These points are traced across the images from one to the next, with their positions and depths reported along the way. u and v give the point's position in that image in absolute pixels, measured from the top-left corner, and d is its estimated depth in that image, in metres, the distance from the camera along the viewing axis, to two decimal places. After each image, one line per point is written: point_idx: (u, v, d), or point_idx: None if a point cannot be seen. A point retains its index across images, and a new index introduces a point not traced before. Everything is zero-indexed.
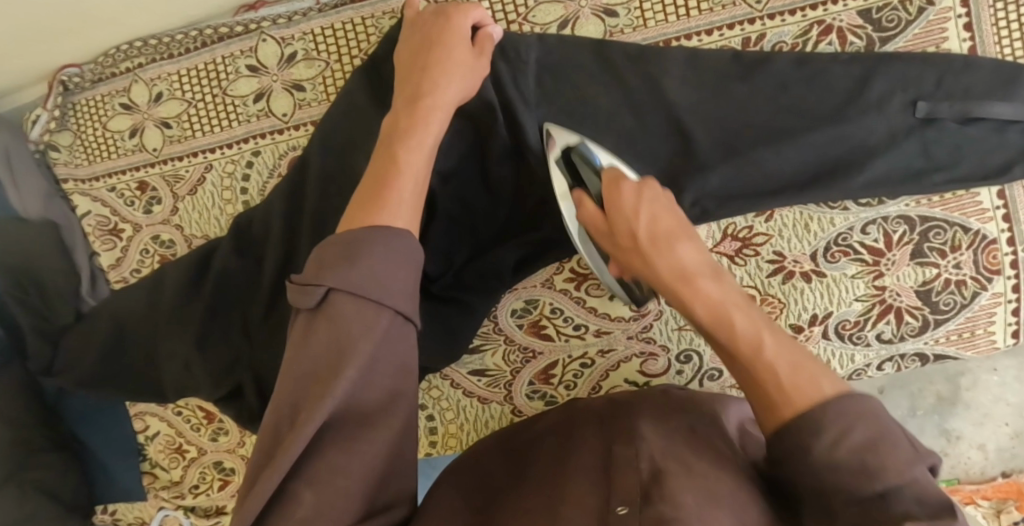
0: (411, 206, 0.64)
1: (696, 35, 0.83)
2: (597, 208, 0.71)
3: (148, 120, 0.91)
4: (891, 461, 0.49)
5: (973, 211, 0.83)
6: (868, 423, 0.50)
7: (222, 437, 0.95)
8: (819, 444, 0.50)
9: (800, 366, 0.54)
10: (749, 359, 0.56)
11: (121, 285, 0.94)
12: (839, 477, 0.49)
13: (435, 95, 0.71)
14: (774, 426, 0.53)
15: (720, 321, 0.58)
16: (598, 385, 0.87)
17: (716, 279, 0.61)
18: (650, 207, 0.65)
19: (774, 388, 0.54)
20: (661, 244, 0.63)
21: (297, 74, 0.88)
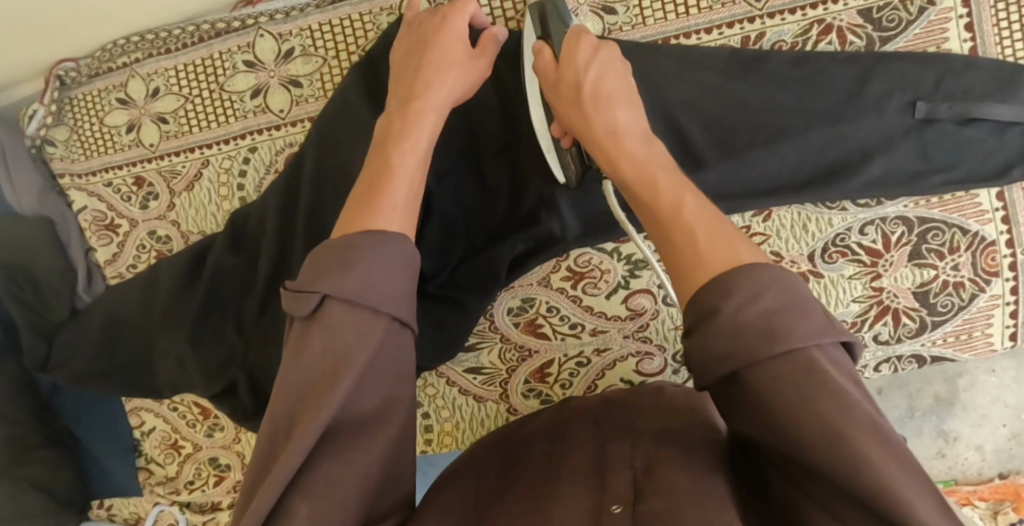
0: (404, 210, 0.63)
1: (695, 33, 0.83)
2: (552, 55, 0.72)
3: (145, 115, 0.91)
4: (801, 322, 0.48)
5: (971, 213, 0.83)
6: (785, 291, 0.50)
7: (217, 433, 0.95)
8: (730, 304, 0.49)
9: (716, 232, 0.55)
10: (668, 215, 0.57)
11: (117, 281, 0.94)
12: (740, 340, 0.48)
13: (431, 98, 0.71)
14: (692, 294, 0.53)
15: (643, 185, 0.61)
16: (594, 384, 0.87)
17: (643, 144, 0.65)
18: (600, 67, 0.69)
19: (690, 260, 0.54)
20: (603, 102, 0.67)
21: (293, 70, 0.88)
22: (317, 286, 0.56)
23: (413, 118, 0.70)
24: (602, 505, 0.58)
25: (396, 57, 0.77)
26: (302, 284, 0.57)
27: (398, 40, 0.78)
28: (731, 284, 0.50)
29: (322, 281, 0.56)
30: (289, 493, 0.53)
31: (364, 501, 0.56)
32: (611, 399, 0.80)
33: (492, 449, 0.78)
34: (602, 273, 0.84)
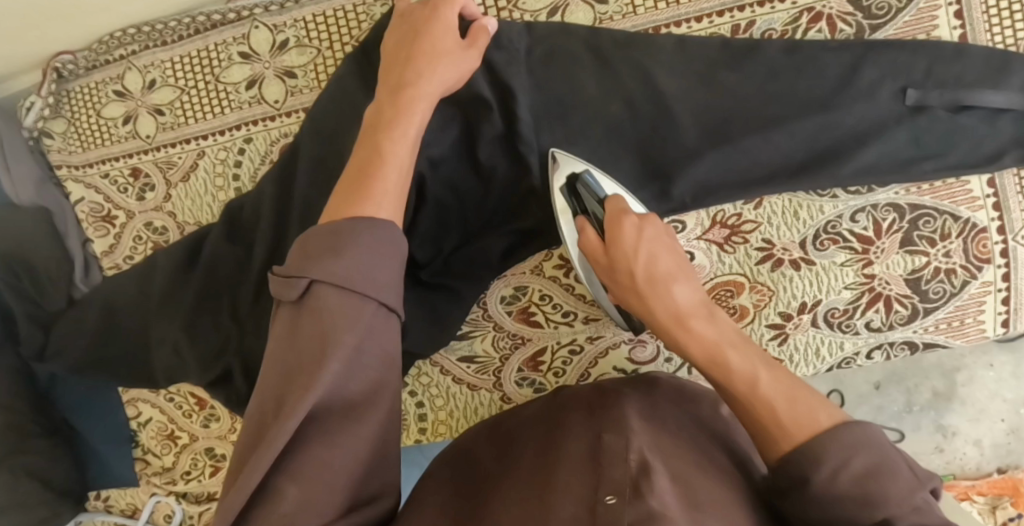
0: (393, 196, 0.64)
1: (685, 22, 0.83)
2: (597, 234, 0.74)
3: (141, 107, 0.92)
4: (889, 490, 0.54)
5: (963, 200, 0.83)
6: (876, 456, 0.55)
7: (214, 423, 0.96)
8: (821, 475, 0.55)
9: (793, 401, 0.59)
10: (743, 392, 0.61)
11: (114, 272, 0.95)
12: (840, 504, 0.55)
13: (422, 84, 0.72)
14: (778, 460, 0.58)
15: (712, 365, 0.64)
16: (587, 372, 0.87)
17: (708, 321, 0.67)
18: (650, 246, 0.70)
19: (775, 429, 0.59)
20: (658, 283, 0.69)
21: (288, 61, 0.88)
22: (306, 272, 0.57)
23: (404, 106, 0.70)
24: (596, 493, 0.58)
25: (387, 48, 0.78)
26: (291, 269, 0.58)
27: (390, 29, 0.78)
28: (824, 449, 0.55)
29: (312, 267, 0.56)
30: (276, 475, 0.54)
31: (351, 485, 0.57)
32: (602, 386, 0.79)
33: (483, 436, 0.79)
34: None
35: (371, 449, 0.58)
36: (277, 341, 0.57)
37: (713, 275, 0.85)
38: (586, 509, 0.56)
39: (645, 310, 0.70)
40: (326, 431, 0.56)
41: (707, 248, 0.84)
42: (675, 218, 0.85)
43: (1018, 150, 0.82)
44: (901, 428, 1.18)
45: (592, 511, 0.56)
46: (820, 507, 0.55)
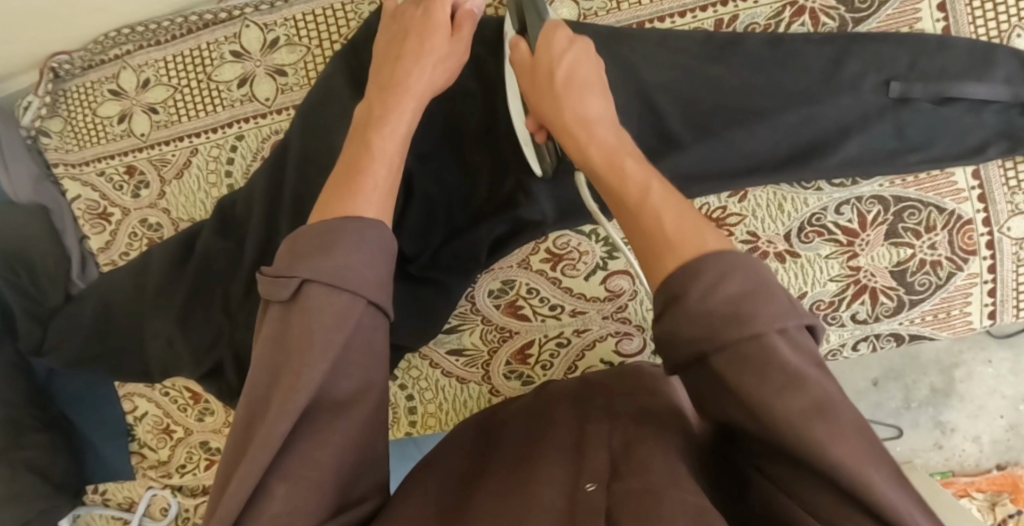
0: (382, 194, 0.64)
1: (668, 17, 0.84)
2: (529, 49, 0.71)
3: (136, 106, 0.93)
4: (764, 309, 0.48)
5: (947, 192, 0.84)
6: (749, 285, 0.49)
7: (208, 417, 0.97)
8: (694, 293, 0.49)
9: (696, 225, 0.54)
10: (636, 200, 0.58)
11: (110, 268, 0.96)
12: (711, 327, 0.48)
13: (408, 84, 0.73)
14: (661, 280, 0.52)
15: (610, 167, 0.62)
16: (574, 365, 0.88)
17: (613, 131, 0.66)
18: (577, 53, 0.69)
19: (661, 241, 0.54)
20: (574, 88, 0.68)
21: (278, 59, 0.90)
22: (295, 271, 0.56)
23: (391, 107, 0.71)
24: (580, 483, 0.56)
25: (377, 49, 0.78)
26: (280, 268, 0.57)
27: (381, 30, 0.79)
28: (699, 270, 0.49)
29: (301, 265, 0.56)
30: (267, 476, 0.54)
31: (338, 485, 0.56)
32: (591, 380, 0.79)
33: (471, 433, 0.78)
34: (580, 255, 0.86)
35: (360, 444, 0.57)
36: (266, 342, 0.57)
37: None
38: (565, 494, 0.56)
39: (565, 120, 0.67)
40: (315, 429, 0.55)
41: None
42: None
43: (1002, 142, 0.82)
44: (899, 425, 1.19)
45: (571, 496, 0.55)
46: (690, 331, 0.49)
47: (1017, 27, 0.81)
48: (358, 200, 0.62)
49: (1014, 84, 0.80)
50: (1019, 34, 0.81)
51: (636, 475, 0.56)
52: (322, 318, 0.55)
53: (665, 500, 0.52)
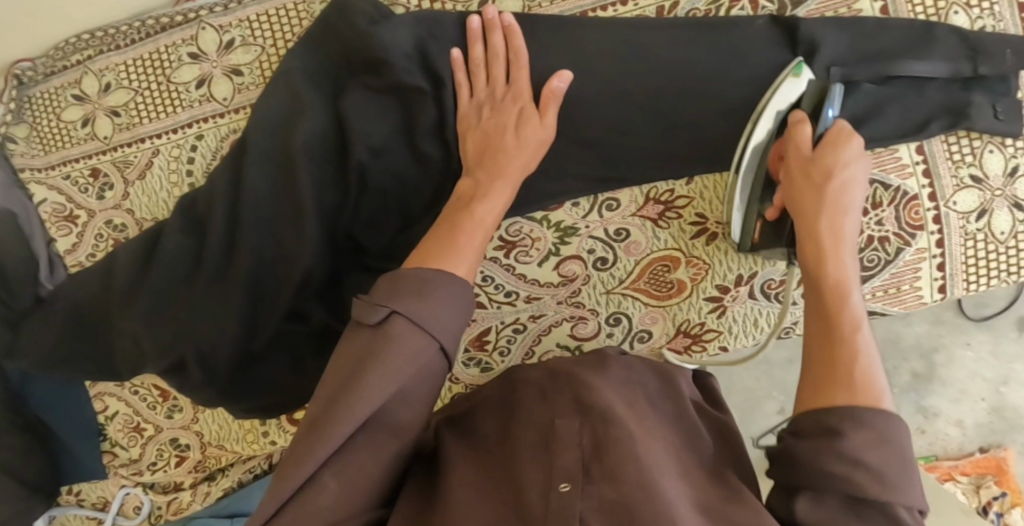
0: (469, 257, 0.71)
1: (611, 5, 0.86)
2: (813, 136, 0.73)
3: (98, 110, 0.95)
4: (902, 489, 0.55)
5: (893, 167, 0.84)
6: (901, 476, 0.55)
7: (177, 414, 0.98)
8: (852, 435, 0.56)
9: (871, 367, 0.60)
10: (848, 328, 0.63)
11: (77, 269, 0.98)
12: (857, 470, 0.55)
13: (508, 160, 0.79)
14: (824, 406, 0.59)
15: (821, 283, 0.67)
16: (531, 350, 0.90)
17: (854, 259, 0.69)
18: (851, 179, 0.71)
19: (844, 386, 0.60)
20: (841, 190, 0.70)
21: (234, 59, 0.92)
22: (388, 302, 0.64)
23: (502, 171, 0.78)
24: (552, 477, 0.58)
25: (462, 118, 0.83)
26: (379, 296, 0.65)
27: (460, 102, 0.83)
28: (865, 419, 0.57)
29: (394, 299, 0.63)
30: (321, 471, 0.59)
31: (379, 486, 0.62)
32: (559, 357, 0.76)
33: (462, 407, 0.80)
34: (533, 241, 0.87)
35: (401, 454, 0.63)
36: (343, 358, 0.64)
37: (648, 251, 0.86)
38: (539, 495, 0.57)
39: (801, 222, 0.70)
40: (370, 439, 0.61)
41: (641, 225, 0.86)
42: (609, 195, 0.86)
43: (945, 117, 0.83)
44: None
45: (544, 498, 0.56)
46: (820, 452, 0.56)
47: (953, 5, 0.83)
48: (451, 259, 0.70)
49: (953, 59, 0.82)
50: (956, 11, 0.83)
51: (610, 479, 0.58)
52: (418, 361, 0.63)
53: (638, 510, 0.55)
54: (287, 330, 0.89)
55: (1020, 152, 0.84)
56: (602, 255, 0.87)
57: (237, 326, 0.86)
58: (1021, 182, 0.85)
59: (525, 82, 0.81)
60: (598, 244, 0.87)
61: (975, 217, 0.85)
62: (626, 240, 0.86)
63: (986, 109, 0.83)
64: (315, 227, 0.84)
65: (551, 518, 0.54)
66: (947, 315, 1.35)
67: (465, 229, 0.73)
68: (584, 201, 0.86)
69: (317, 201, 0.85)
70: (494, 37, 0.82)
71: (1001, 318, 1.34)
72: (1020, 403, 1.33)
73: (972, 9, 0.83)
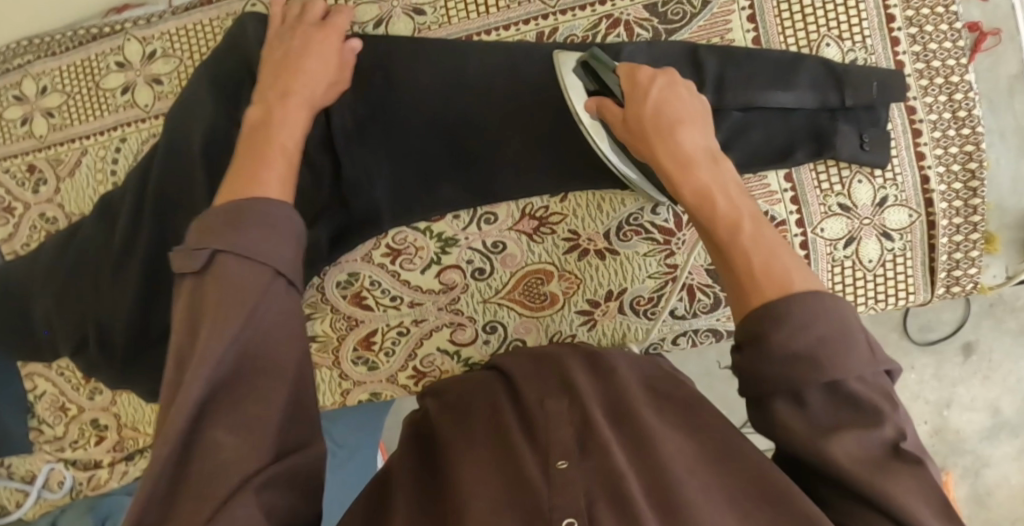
0: (275, 190, 0.70)
1: (495, 30, 0.90)
2: (616, 103, 0.76)
3: (35, 110, 1.03)
4: (847, 357, 0.57)
5: (761, 193, 0.87)
6: (851, 322, 0.58)
7: (99, 396, 1.06)
8: (784, 330, 0.58)
9: (772, 255, 0.63)
10: (731, 242, 0.65)
11: (12, 257, 1.05)
12: (794, 366, 0.57)
13: (296, 94, 0.80)
14: (745, 316, 0.61)
15: (703, 202, 0.68)
16: (413, 352, 0.94)
17: (713, 169, 0.70)
18: (662, 90, 0.74)
19: (772, 277, 0.61)
20: (674, 105, 0.73)
21: (156, 69, 0.99)
22: (206, 244, 0.62)
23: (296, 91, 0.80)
24: (549, 459, 0.64)
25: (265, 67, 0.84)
26: (191, 243, 0.63)
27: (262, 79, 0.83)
28: (789, 312, 0.58)
29: (212, 238, 0.62)
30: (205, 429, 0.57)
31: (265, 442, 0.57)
32: (547, 349, 0.86)
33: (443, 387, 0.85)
34: (416, 250, 0.92)
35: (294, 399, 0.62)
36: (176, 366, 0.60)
37: (523, 262, 0.90)
38: (541, 472, 0.63)
39: (679, 185, 0.70)
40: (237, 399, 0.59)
41: (517, 238, 0.90)
42: (487, 210, 0.90)
43: (810, 145, 0.85)
44: None
45: (546, 475, 0.62)
46: (780, 367, 0.58)
47: (826, 37, 0.86)
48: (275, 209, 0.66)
49: (819, 89, 0.84)
50: (828, 44, 0.85)
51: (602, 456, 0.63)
52: (268, 344, 0.61)
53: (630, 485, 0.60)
54: None
55: (889, 183, 0.86)
56: (479, 266, 0.91)
57: (134, 308, 0.92)
58: (888, 212, 0.87)
59: (314, 63, 0.83)
60: (477, 255, 0.91)
61: (843, 244, 0.88)
62: (503, 252, 0.90)
63: (852, 138, 0.85)
64: None
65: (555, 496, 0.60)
66: (892, 337, 1.29)
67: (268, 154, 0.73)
68: (464, 214, 0.91)
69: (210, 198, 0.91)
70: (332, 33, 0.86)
71: (948, 342, 1.28)
72: (962, 426, 1.29)
73: (843, 41, 0.85)
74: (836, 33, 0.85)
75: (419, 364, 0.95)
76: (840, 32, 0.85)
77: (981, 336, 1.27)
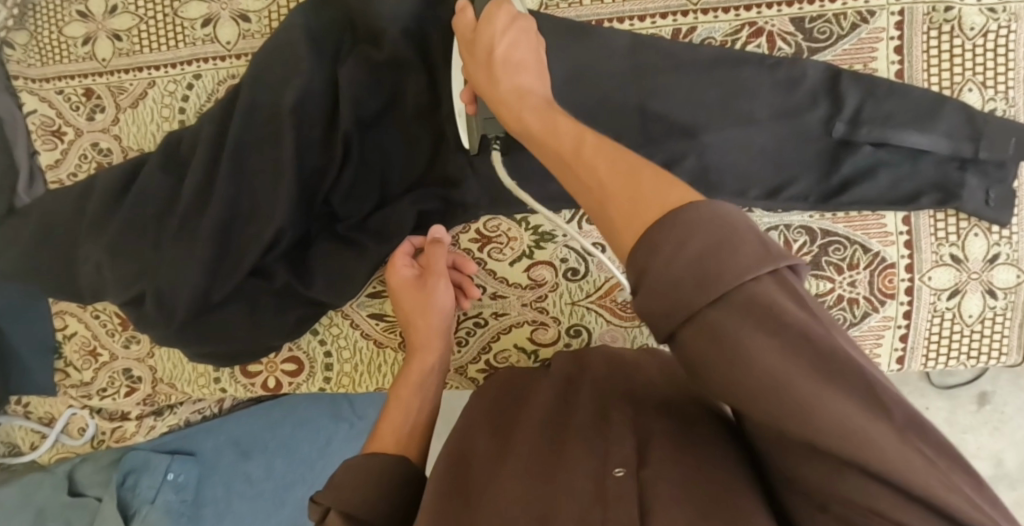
0: (408, 416, 0.76)
1: (628, 19, 0.86)
2: (472, 17, 0.76)
3: (101, 30, 0.94)
4: (732, 250, 0.45)
5: (876, 232, 0.85)
6: (725, 221, 0.46)
7: (134, 345, 0.98)
8: (662, 254, 0.46)
9: (619, 176, 0.52)
10: (570, 157, 0.58)
11: (57, 187, 0.97)
12: (686, 286, 0.45)
13: (437, 336, 0.84)
14: (627, 251, 0.49)
15: (538, 136, 0.63)
16: (488, 346, 0.90)
17: (538, 111, 0.66)
18: (515, 34, 0.72)
19: (621, 201, 0.51)
20: (510, 66, 0.71)
21: (244, 4, 0.91)
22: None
23: (425, 344, 0.83)
24: (605, 465, 0.62)
25: (397, 292, 0.85)
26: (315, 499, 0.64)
27: (400, 282, 0.85)
28: (656, 237, 0.47)
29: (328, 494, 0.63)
30: None
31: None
32: (622, 354, 0.82)
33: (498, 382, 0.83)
34: (508, 240, 0.88)
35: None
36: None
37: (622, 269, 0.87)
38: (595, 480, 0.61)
39: (514, 120, 0.68)
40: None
41: None
42: None
43: (936, 192, 0.82)
44: None
45: (604, 483, 0.60)
46: (667, 300, 0.46)
47: (969, 82, 0.83)
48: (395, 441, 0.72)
49: (957, 137, 0.81)
50: (970, 89, 0.82)
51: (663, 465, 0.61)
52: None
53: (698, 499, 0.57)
54: (249, 282, 0.89)
55: (1004, 241, 0.84)
56: (574, 266, 0.87)
57: (199, 274, 0.86)
58: (998, 270, 0.85)
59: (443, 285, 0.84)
60: (572, 254, 0.87)
61: (948, 295, 0.86)
62: (600, 256, 0.87)
63: (978, 191, 0.82)
64: (293, 184, 0.84)
65: (610, 500, 0.58)
66: None
67: (398, 394, 0.79)
68: (566, 210, 0.86)
69: (299, 160, 0.84)
70: (436, 263, 0.84)
71: None
72: None
73: (986, 88, 0.82)
74: (981, 79, 0.82)
75: (492, 359, 0.91)
76: (984, 78, 0.82)
77: (998, 389, 1.10)
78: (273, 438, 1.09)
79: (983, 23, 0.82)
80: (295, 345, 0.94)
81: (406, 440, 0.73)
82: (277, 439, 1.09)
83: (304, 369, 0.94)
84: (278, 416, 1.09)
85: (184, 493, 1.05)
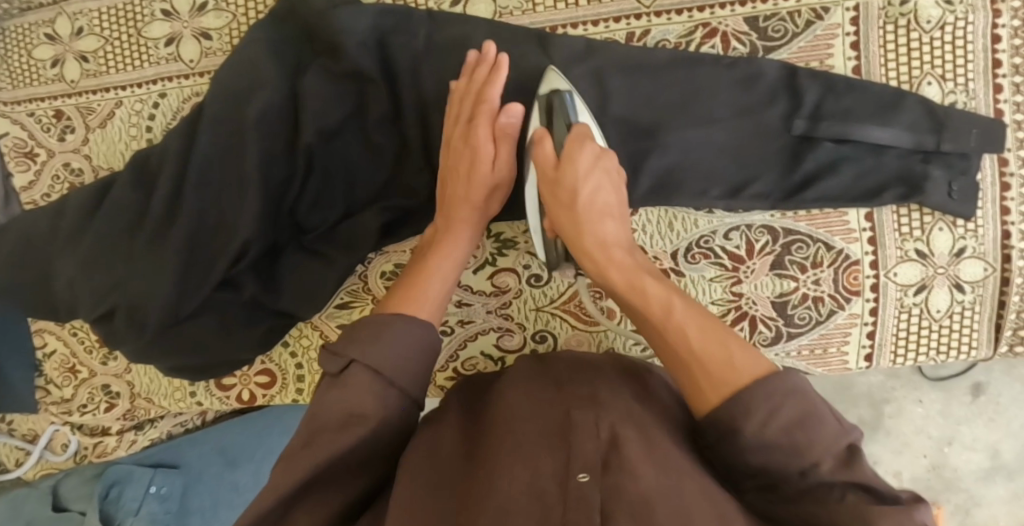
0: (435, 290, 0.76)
1: (582, 24, 0.86)
2: (552, 149, 0.78)
3: (68, 52, 0.96)
4: (816, 427, 0.59)
5: (838, 230, 0.84)
6: (800, 403, 0.59)
7: (112, 362, 1.00)
8: (754, 419, 0.59)
9: (707, 332, 0.66)
10: (659, 318, 0.68)
11: (31, 207, 0.98)
12: (772, 435, 0.59)
13: (477, 204, 0.82)
14: (707, 410, 0.62)
15: (629, 293, 0.72)
16: (455, 354, 0.91)
17: (629, 255, 0.75)
18: (598, 175, 0.76)
19: (702, 374, 0.63)
20: (595, 215, 0.75)
21: (205, 23, 0.93)
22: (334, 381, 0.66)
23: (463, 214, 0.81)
24: (569, 470, 0.60)
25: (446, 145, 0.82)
26: (335, 348, 0.68)
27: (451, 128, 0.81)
28: (746, 405, 0.59)
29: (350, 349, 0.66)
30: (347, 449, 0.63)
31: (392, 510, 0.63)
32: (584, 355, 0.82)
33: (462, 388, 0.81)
34: None
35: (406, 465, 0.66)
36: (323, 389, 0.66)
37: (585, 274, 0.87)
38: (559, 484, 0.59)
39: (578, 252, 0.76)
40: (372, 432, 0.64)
41: None
42: None
43: (899, 187, 0.82)
44: None
45: (565, 487, 0.58)
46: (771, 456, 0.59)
47: (928, 75, 0.82)
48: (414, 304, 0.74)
49: (917, 130, 0.80)
50: (929, 82, 0.82)
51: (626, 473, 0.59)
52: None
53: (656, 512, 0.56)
54: (217, 296, 0.89)
55: (970, 234, 0.83)
56: (536, 272, 0.88)
57: (166, 289, 0.86)
58: (964, 264, 0.84)
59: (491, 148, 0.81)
60: (534, 261, 0.88)
61: (914, 290, 0.85)
62: None
63: (942, 185, 0.81)
64: (254, 198, 0.84)
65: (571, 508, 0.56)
66: None
67: (433, 262, 0.78)
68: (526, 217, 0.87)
69: (262, 175, 0.85)
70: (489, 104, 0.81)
71: None
72: None
73: (945, 81, 0.81)
74: (939, 73, 0.82)
75: (459, 367, 0.91)
76: (943, 71, 0.82)
77: (991, 380, 1.09)
78: (260, 449, 1.08)
79: (939, 16, 0.81)
80: (266, 357, 0.95)
81: (432, 309, 0.75)
82: (263, 450, 1.07)
83: (276, 381, 0.95)
84: (259, 427, 1.08)
85: (168, 504, 1.04)
